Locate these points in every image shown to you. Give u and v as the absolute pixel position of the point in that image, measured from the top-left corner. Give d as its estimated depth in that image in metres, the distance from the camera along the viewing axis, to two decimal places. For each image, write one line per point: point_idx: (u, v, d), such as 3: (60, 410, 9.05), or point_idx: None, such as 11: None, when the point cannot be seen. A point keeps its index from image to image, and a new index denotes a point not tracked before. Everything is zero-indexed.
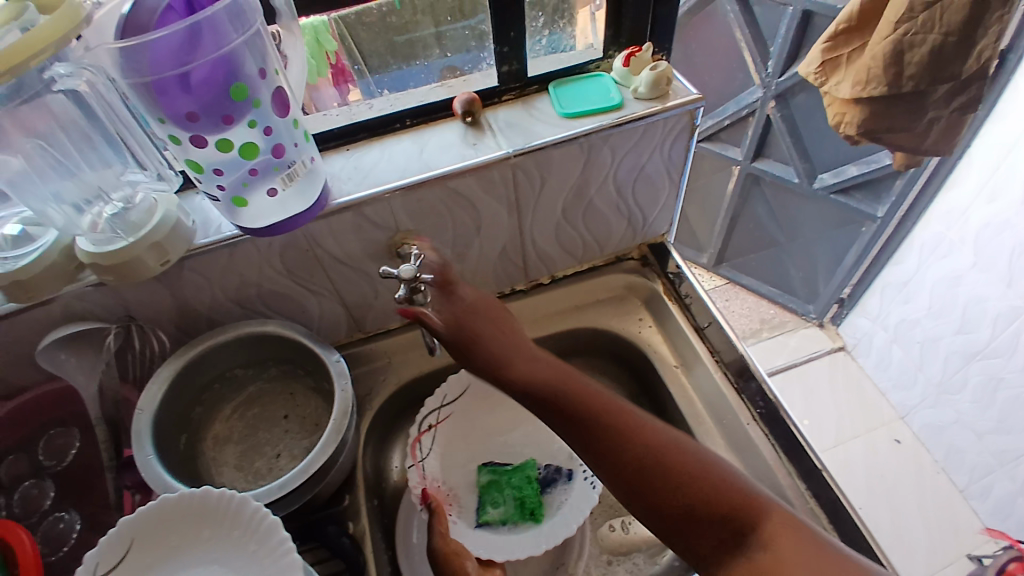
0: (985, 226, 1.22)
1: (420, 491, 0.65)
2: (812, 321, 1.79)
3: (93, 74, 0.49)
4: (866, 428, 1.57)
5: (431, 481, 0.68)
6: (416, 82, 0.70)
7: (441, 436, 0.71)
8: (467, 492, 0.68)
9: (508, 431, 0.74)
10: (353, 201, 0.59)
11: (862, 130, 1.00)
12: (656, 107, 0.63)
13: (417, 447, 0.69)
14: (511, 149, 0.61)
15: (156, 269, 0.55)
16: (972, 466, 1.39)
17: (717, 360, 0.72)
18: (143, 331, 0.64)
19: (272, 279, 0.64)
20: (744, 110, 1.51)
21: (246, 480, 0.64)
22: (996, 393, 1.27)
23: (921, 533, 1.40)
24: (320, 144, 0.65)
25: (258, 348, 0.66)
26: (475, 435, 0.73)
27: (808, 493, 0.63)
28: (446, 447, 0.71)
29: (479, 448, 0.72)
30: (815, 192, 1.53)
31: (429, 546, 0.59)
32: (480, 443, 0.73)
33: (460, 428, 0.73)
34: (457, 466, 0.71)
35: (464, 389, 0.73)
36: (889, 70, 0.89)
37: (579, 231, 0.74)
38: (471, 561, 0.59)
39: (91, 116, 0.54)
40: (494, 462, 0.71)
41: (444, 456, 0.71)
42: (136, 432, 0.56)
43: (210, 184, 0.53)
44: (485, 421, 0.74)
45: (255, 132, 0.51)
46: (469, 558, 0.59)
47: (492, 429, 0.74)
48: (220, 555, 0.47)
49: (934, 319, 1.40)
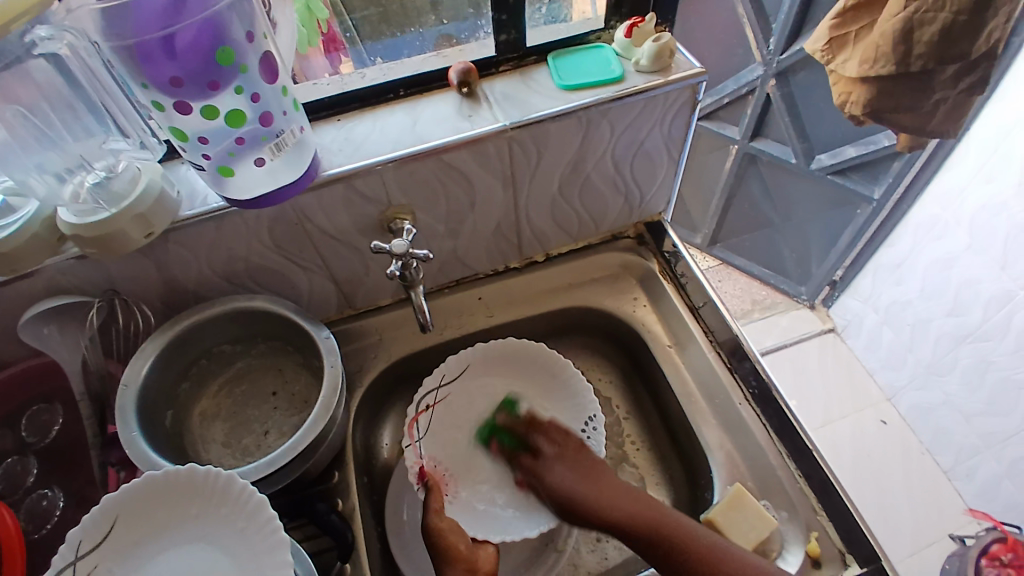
0: (980, 210, 1.22)
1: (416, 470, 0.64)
2: (804, 302, 1.79)
3: (75, 37, 0.47)
4: (853, 409, 1.58)
5: (428, 461, 0.66)
6: (410, 51, 0.68)
7: (440, 414, 0.68)
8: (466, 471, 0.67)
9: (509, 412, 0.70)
10: (344, 172, 0.57)
11: (865, 110, 0.98)
12: (658, 80, 0.62)
13: (415, 427, 0.67)
14: (508, 122, 0.60)
15: (141, 242, 0.54)
16: (959, 447, 1.41)
17: (711, 340, 0.72)
18: (128, 305, 0.62)
19: (259, 253, 0.62)
20: (743, 88, 1.49)
21: (235, 458, 0.63)
22: (987, 376, 1.28)
23: (904, 512, 1.43)
24: (309, 114, 0.62)
25: (246, 324, 0.64)
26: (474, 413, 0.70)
27: (799, 472, 0.64)
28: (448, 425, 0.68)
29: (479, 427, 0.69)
30: (812, 173, 1.52)
31: (423, 524, 0.59)
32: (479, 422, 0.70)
33: (459, 407, 0.69)
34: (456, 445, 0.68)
35: (463, 368, 0.70)
36: (898, 48, 0.88)
37: (575, 207, 0.73)
38: (464, 539, 0.59)
39: (73, 82, 0.51)
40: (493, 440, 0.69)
41: (442, 435, 0.68)
42: (120, 407, 0.55)
43: (195, 154, 0.51)
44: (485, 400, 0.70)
45: (243, 99, 0.49)
46: (463, 537, 0.59)
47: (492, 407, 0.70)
48: (207, 531, 0.46)
49: (925, 302, 1.41)
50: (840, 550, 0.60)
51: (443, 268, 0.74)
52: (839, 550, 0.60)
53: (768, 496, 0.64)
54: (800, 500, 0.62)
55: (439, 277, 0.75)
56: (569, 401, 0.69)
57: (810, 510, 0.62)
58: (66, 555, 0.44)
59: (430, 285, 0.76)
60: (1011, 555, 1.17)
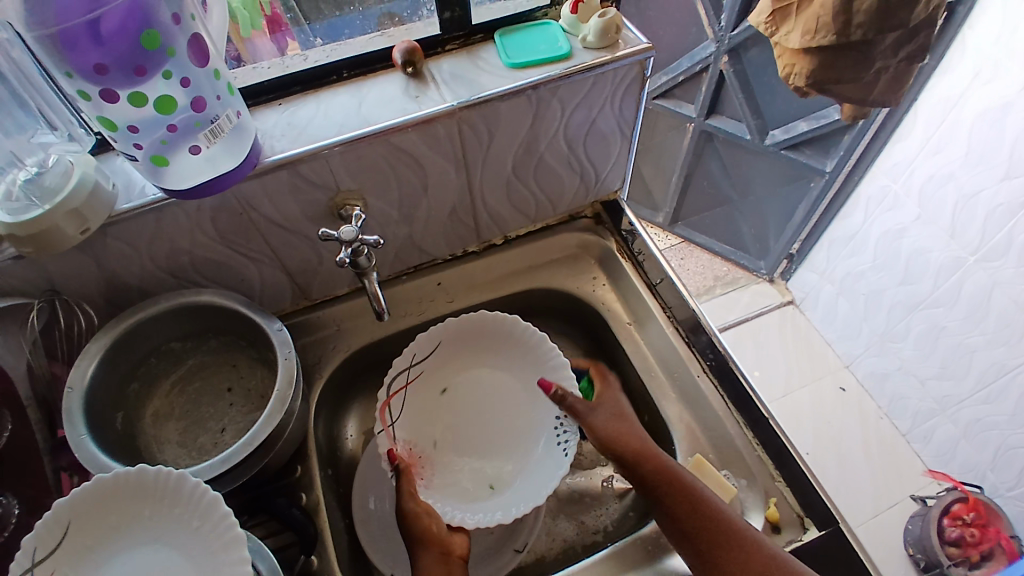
0: (927, 179, 1.26)
1: (388, 452, 0.63)
2: (763, 277, 1.83)
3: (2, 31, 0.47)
4: (813, 377, 1.63)
5: (402, 444, 0.65)
6: (351, 30, 0.65)
7: (414, 394, 0.68)
8: (439, 455, 0.66)
9: (484, 395, 0.70)
10: (287, 158, 0.55)
11: (809, 81, 1.00)
12: (606, 56, 0.61)
13: (387, 411, 0.65)
14: (455, 102, 0.58)
15: (76, 238, 0.51)
16: (914, 411, 1.47)
17: (669, 315, 0.73)
18: (68, 305, 0.59)
19: (204, 245, 0.60)
20: (697, 66, 1.50)
21: (192, 457, 0.62)
22: (938, 340, 1.34)
23: (866, 476, 1.48)
24: (249, 99, 0.60)
25: (195, 319, 0.62)
26: (447, 397, 0.69)
27: (756, 440, 0.65)
28: (423, 408, 0.68)
29: (453, 414, 0.69)
30: (766, 149, 1.55)
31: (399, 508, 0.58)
32: (453, 407, 0.69)
33: (431, 389, 0.69)
34: (428, 430, 0.67)
35: (436, 345, 0.68)
36: (838, 18, 0.89)
37: (530, 188, 0.72)
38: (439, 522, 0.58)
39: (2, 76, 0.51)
40: (469, 431, 0.68)
41: (414, 417, 0.67)
42: (67, 411, 0.52)
43: (126, 144, 0.48)
44: (457, 384, 0.70)
45: (173, 84, 0.46)
46: (439, 518, 0.59)
47: (468, 389, 0.70)
48: (163, 533, 0.44)
49: (878, 271, 1.45)
50: (798, 513, 0.62)
51: (399, 255, 0.73)
52: (798, 514, 0.62)
53: (728, 465, 0.65)
54: (758, 466, 0.64)
55: (395, 264, 0.74)
56: (543, 384, 0.68)
57: (767, 476, 0.64)
58: (21, 564, 0.42)
59: (387, 273, 0.75)
60: (973, 515, 1.27)
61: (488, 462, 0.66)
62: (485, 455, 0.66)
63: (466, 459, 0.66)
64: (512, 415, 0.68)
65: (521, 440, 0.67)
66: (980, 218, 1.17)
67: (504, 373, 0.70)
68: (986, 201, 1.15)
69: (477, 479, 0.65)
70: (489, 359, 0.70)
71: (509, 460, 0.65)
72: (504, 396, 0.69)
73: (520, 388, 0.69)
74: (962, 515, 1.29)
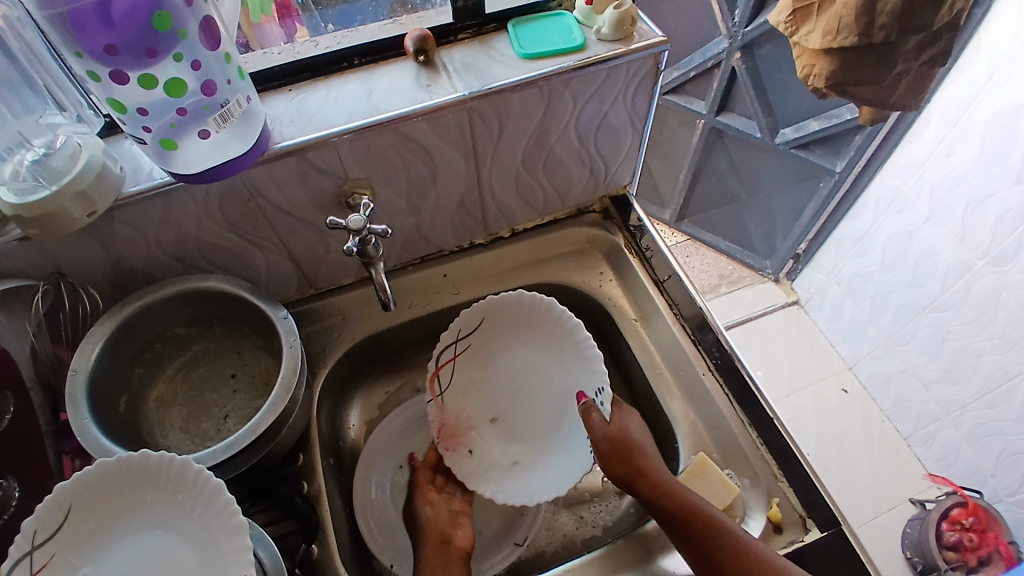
0: (939, 182, 1.25)
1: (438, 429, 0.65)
2: (769, 276, 1.82)
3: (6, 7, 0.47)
4: (816, 378, 1.62)
5: (450, 414, 0.66)
6: (362, 17, 0.65)
7: (460, 368, 0.67)
8: (485, 421, 0.67)
9: (526, 371, 0.68)
10: (295, 145, 0.55)
11: (829, 82, 0.98)
12: (620, 49, 0.61)
13: (435, 384, 0.66)
14: (466, 92, 0.58)
15: (83, 221, 0.50)
16: (917, 414, 1.46)
17: (676, 313, 0.72)
18: (73, 289, 0.59)
19: (211, 231, 0.60)
20: (709, 62, 1.48)
21: (194, 443, 0.62)
22: (944, 345, 1.33)
23: (867, 479, 1.47)
24: (259, 84, 0.60)
25: (200, 305, 0.62)
26: (493, 370, 0.68)
27: (760, 441, 0.65)
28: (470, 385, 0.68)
29: (498, 387, 0.68)
30: (776, 147, 1.54)
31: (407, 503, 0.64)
32: (500, 381, 0.68)
33: (478, 360, 0.67)
34: (476, 399, 0.67)
35: (481, 321, 0.66)
36: (860, 18, 0.88)
37: (540, 180, 0.72)
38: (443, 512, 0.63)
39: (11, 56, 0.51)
40: (512, 403, 0.67)
41: (462, 387, 0.67)
42: (70, 394, 0.52)
43: (136, 127, 0.48)
44: (502, 359, 0.68)
45: (184, 67, 0.46)
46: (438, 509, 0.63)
47: (510, 363, 0.68)
48: (166, 517, 0.45)
49: (886, 274, 1.44)
50: (801, 515, 0.61)
51: (406, 245, 0.72)
52: (800, 515, 0.61)
53: (731, 465, 0.65)
54: (761, 467, 0.64)
55: (402, 255, 0.74)
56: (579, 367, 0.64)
57: (771, 477, 0.63)
58: (20, 546, 0.41)
59: (394, 263, 0.74)
60: (972, 520, 1.27)
61: (530, 432, 0.66)
62: (527, 427, 0.66)
63: (508, 433, 0.66)
64: (553, 397, 0.66)
65: (559, 423, 0.65)
66: (991, 223, 1.16)
67: (541, 351, 0.67)
68: (997, 205, 1.14)
69: (519, 450, 0.66)
70: (530, 338, 0.67)
71: (541, 442, 0.65)
72: (544, 372, 0.67)
73: (559, 368, 0.66)
74: (960, 520, 1.28)
